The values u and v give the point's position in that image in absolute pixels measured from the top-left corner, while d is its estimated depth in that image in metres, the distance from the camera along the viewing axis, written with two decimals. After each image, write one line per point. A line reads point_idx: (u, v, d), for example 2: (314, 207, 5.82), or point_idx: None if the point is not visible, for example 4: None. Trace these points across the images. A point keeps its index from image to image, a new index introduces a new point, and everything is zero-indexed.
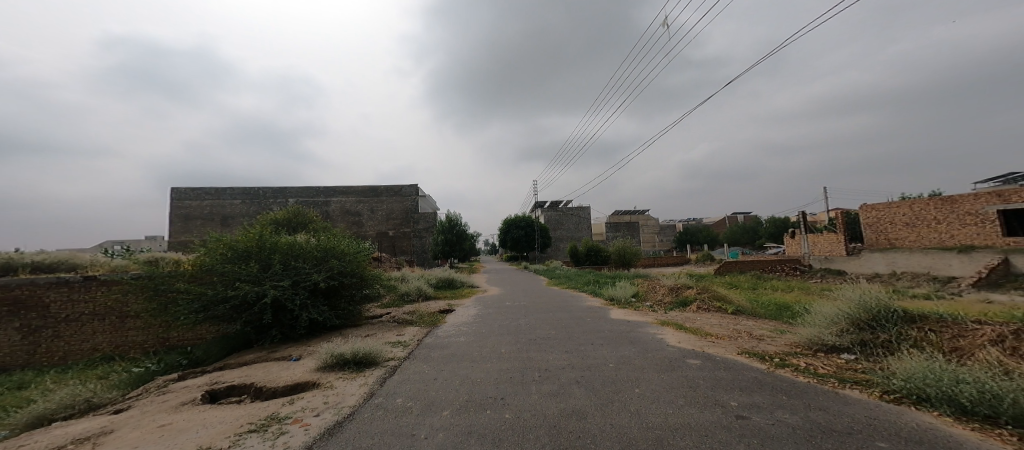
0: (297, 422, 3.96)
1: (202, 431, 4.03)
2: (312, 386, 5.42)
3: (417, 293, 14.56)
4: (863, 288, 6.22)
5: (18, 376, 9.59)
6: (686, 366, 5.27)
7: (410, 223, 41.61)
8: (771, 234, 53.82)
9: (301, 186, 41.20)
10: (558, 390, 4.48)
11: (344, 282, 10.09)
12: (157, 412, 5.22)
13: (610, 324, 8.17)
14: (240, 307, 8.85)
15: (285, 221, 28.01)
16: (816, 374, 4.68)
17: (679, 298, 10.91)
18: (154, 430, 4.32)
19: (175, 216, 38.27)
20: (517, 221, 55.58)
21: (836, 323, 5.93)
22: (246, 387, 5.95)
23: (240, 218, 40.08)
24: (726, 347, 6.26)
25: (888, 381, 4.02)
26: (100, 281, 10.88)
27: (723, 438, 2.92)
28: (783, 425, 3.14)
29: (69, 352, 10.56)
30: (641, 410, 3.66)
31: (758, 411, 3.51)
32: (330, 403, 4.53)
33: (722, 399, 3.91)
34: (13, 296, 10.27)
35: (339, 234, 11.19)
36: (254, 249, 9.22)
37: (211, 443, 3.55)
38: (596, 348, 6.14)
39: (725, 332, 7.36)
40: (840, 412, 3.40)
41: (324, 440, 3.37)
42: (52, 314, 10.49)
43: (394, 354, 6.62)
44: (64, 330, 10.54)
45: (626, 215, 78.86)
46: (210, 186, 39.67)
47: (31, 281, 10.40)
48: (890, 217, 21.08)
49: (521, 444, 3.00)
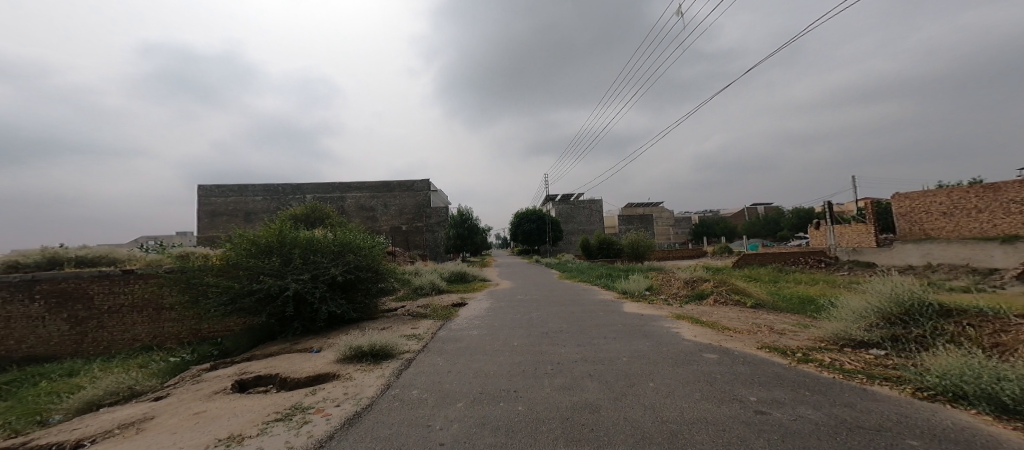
0: (320, 411, 4.10)
1: (233, 418, 4.24)
2: (332, 377, 5.61)
3: (431, 287, 14.76)
4: (895, 280, 5.95)
5: (70, 364, 10.32)
6: (703, 360, 5.19)
7: (423, 217, 42.19)
8: (794, 224, 52.19)
9: (318, 183, 42.28)
10: (571, 383, 4.48)
11: (360, 276, 10.25)
12: (193, 400, 5.50)
13: (624, 317, 8.07)
14: (264, 299, 9.19)
15: (303, 216, 28.99)
16: (841, 369, 4.53)
17: (695, 291, 10.69)
18: (191, 417, 4.56)
19: (202, 213, 40.05)
20: (525, 214, 54.90)
21: (866, 317, 5.72)
22: (272, 378, 6.20)
23: (261, 215, 41.32)
24: (745, 341, 6.11)
25: (921, 378, 3.86)
26: (137, 275, 11.48)
27: (742, 433, 2.86)
28: (806, 421, 3.04)
29: (112, 342, 11.25)
30: (655, 405, 3.62)
31: (780, 407, 3.41)
32: (349, 394, 4.67)
33: (740, 393, 3.83)
34: (61, 289, 10.97)
35: (354, 228, 11.36)
36: (275, 244, 9.50)
37: (241, 431, 3.72)
38: (609, 342, 6.08)
39: (744, 326, 7.18)
40: (869, 409, 3.26)
41: (345, 429, 3.49)
42: (96, 306, 11.18)
43: (410, 347, 6.75)
44: (107, 321, 11.24)
45: (639, 207, 78.25)
46: (233, 184, 41.09)
47: (76, 274, 11.07)
48: (926, 206, 20.02)
49: (533, 436, 3.03)
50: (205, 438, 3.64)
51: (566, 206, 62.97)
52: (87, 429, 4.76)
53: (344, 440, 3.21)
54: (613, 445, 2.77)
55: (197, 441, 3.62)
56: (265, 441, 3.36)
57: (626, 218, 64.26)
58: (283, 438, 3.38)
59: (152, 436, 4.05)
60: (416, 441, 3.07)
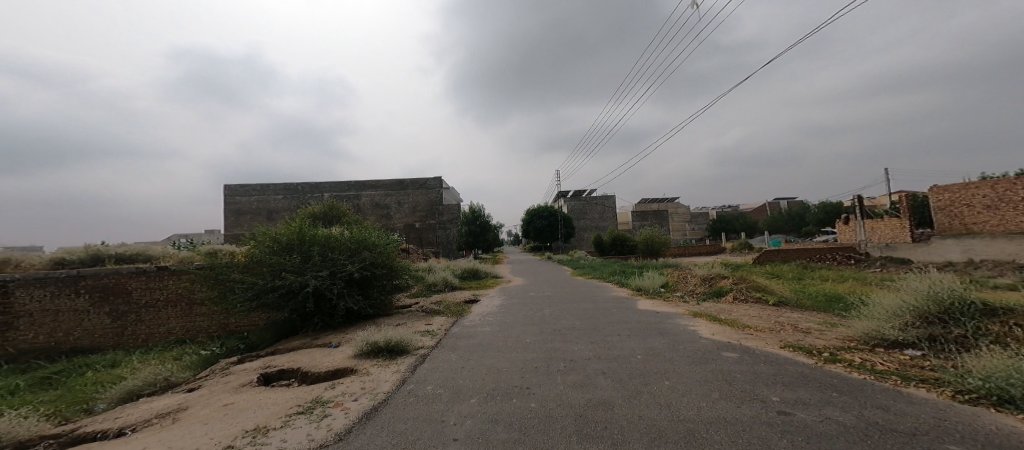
0: (339, 405, 4.21)
1: (258, 410, 4.40)
2: (350, 372, 5.74)
3: (444, 284, 14.97)
4: (934, 278, 5.61)
5: (113, 355, 10.97)
6: (722, 359, 5.04)
7: (435, 215, 42.67)
8: (820, 219, 50.13)
9: (335, 182, 43.30)
10: (584, 380, 4.44)
11: (376, 273, 10.44)
12: (222, 392, 5.74)
13: (639, 314, 7.93)
14: (287, 295, 9.48)
15: (321, 214, 29.81)
16: (873, 370, 4.31)
17: (713, 288, 10.41)
18: (220, 408, 4.76)
19: (228, 211, 41.68)
20: (537, 211, 54.74)
21: (901, 316, 5.42)
22: (294, 371, 6.40)
23: (282, 213, 42.66)
24: (767, 340, 5.90)
25: (962, 381, 3.62)
26: (171, 271, 12.04)
27: (764, 433, 2.76)
28: (833, 422, 2.91)
29: (150, 335, 11.88)
30: (671, 403, 3.54)
31: (803, 407, 3.27)
32: (366, 388, 4.77)
33: (761, 393, 3.70)
34: (103, 284, 11.64)
35: (370, 226, 11.57)
36: (296, 241, 9.78)
37: (265, 423, 3.86)
38: (623, 339, 5.98)
39: (766, 324, 6.93)
40: (902, 412, 3.09)
41: (363, 423, 3.56)
42: (135, 300, 11.81)
43: (424, 343, 6.84)
44: (145, 315, 11.86)
45: (655, 202, 76.80)
46: (256, 183, 42.55)
47: (116, 271, 11.72)
48: (967, 199, 18.83)
49: (546, 433, 3.01)
50: (232, 429, 3.78)
51: (579, 202, 62.29)
52: (127, 418, 5.04)
53: (362, 434, 3.28)
54: (628, 443, 2.72)
55: (225, 432, 3.77)
56: (287, 433, 3.47)
57: (641, 214, 63.16)
58: (304, 431, 3.48)
59: (184, 426, 4.25)
60: (431, 436, 3.10)
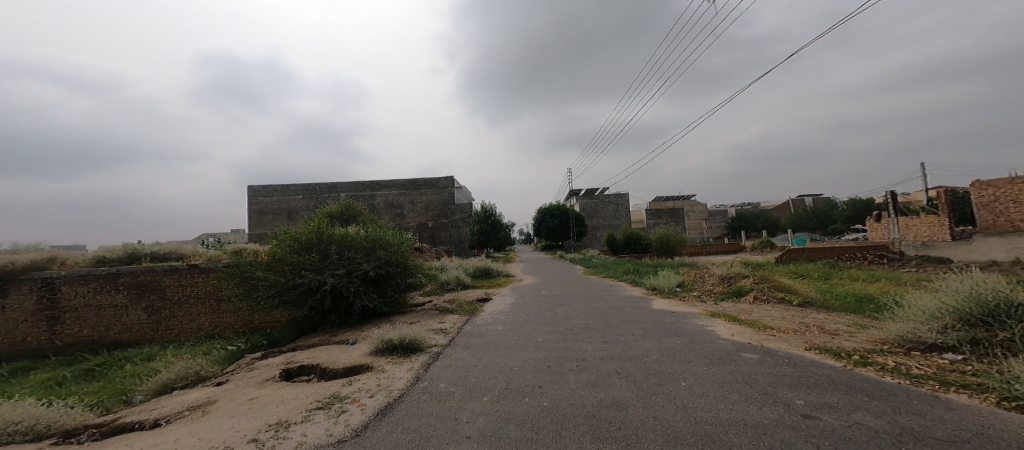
0: (355, 401, 4.27)
1: (280, 405, 4.52)
2: (366, 369, 5.84)
3: (456, 282, 15.06)
4: (976, 277, 5.25)
5: (149, 349, 11.54)
6: (742, 360, 4.86)
7: (447, 214, 43.10)
8: (848, 216, 48.03)
9: (350, 182, 44.18)
10: (597, 380, 4.37)
11: (390, 271, 10.59)
12: (247, 387, 5.94)
13: (654, 314, 7.75)
14: (306, 293, 9.73)
15: (337, 214, 30.52)
16: (907, 374, 4.06)
17: (732, 287, 10.10)
18: (245, 402, 4.92)
19: (251, 211, 43.18)
20: (549, 209, 54.48)
21: (939, 318, 5.10)
22: (313, 367, 6.56)
23: (301, 213, 43.88)
24: (791, 342, 5.66)
25: (1008, 387, 3.37)
26: (200, 269, 12.54)
27: (788, 437, 2.64)
28: (863, 428, 2.76)
29: (182, 330, 12.43)
30: (688, 405, 3.44)
31: (831, 411, 3.12)
32: (382, 385, 4.83)
33: (784, 396, 3.54)
34: (139, 281, 12.24)
35: (385, 225, 11.74)
36: (314, 240, 10.02)
37: (286, 417, 3.96)
38: (637, 339, 5.86)
39: (790, 325, 6.65)
40: (941, 418, 2.90)
41: (379, 419, 3.61)
42: (168, 297, 12.37)
43: (437, 341, 6.88)
44: (177, 311, 12.41)
45: (671, 200, 75.26)
46: (277, 184, 43.90)
47: (151, 268, 12.30)
48: (1013, 195, 17.69)
49: (559, 432, 2.97)
50: (256, 423, 3.90)
51: (591, 201, 61.58)
52: (161, 410, 5.28)
53: (378, 430, 3.32)
54: (643, 444, 2.65)
55: (249, 425, 3.89)
56: (307, 427, 3.55)
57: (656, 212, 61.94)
58: (323, 426, 3.54)
59: (212, 418, 4.41)
60: (445, 434, 3.10)
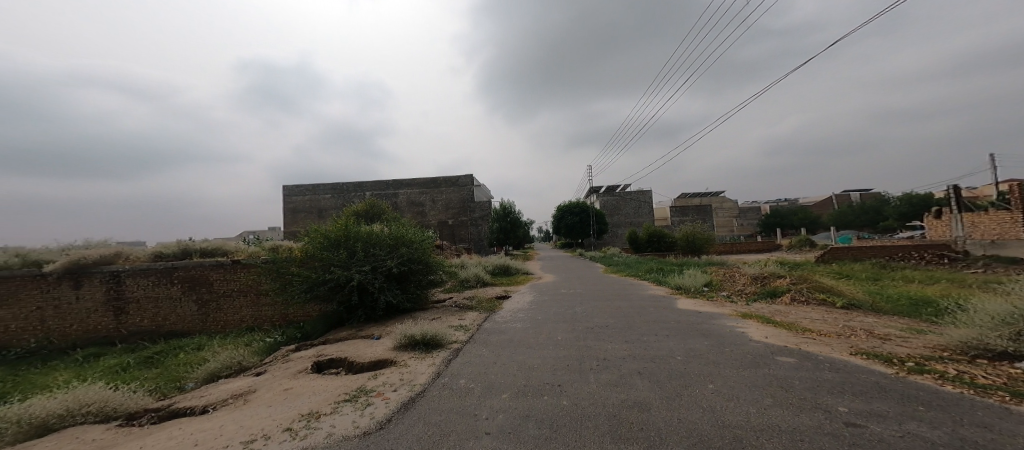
0: (380, 395, 4.35)
1: (311, 396, 4.68)
2: (390, 363, 5.94)
3: (476, 280, 15.16)
4: None
5: (200, 339, 12.40)
6: (776, 364, 4.54)
7: (467, 212, 43.75)
8: (901, 213, 44.33)
9: (375, 180, 45.47)
10: (618, 380, 4.21)
11: (413, 268, 10.78)
12: (281, 378, 6.21)
13: (678, 314, 7.42)
14: (335, 288, 10.08)
15: (364, 212, 31.54)
16: (972, 384, 3.64)
17: (766, 288, 9.52)
18: (280, 393, 5.14)
19: (285, 210, 45.43)
20: (569, 207, 53.66)
21: (1011, 324, 4.54)
22: (341, 361, 6.76)
23: (331, 211, 45.67)
24: (833, 346, 5.22)
25: None
26: (243, 265, 13.32)
27: (829, 446, 2.41)
28: (918, 439, 2.49)
29: (228, 321, 13.26)
30: (716, 408, 3.24)
31: (879, 420, 2.83)
32: (404, 380, 4.89)
33: (826, 402, 3.26)
34: (190, 275, 13.16)
35: (407, 223, 11.97)
36: (342, 237, 10.36)
37: (316, 408, 4.08)
38: (660, 339, 5.62)
39: (832, 328, 6.16)
40: (1014, 433, 2.56)
41: (402, 413, 3.64)
42: (215, 290, 13.23)
43: (457, 337, 6.91)
44: (223, 304, 13.24)
45: (700, 197, 72.43)
46: (309, 184, 45.92)
47: (200, 264, 13.19)
48: None
49: (578, 431, 2.88)
50: (288, 413, 4.04)
51: (613, 198, 60.13)
52: (206, 398, 5.61)
53: (401, 423, 3.34)
54: (665, 446, 2.51)
55: (282, 415, 4.04)
56: (334, 419, 3.64)
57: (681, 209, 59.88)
58: (350, 418, 3.62)
59: (251, 407, 4.63)
60: (464, 429, 3.08)
